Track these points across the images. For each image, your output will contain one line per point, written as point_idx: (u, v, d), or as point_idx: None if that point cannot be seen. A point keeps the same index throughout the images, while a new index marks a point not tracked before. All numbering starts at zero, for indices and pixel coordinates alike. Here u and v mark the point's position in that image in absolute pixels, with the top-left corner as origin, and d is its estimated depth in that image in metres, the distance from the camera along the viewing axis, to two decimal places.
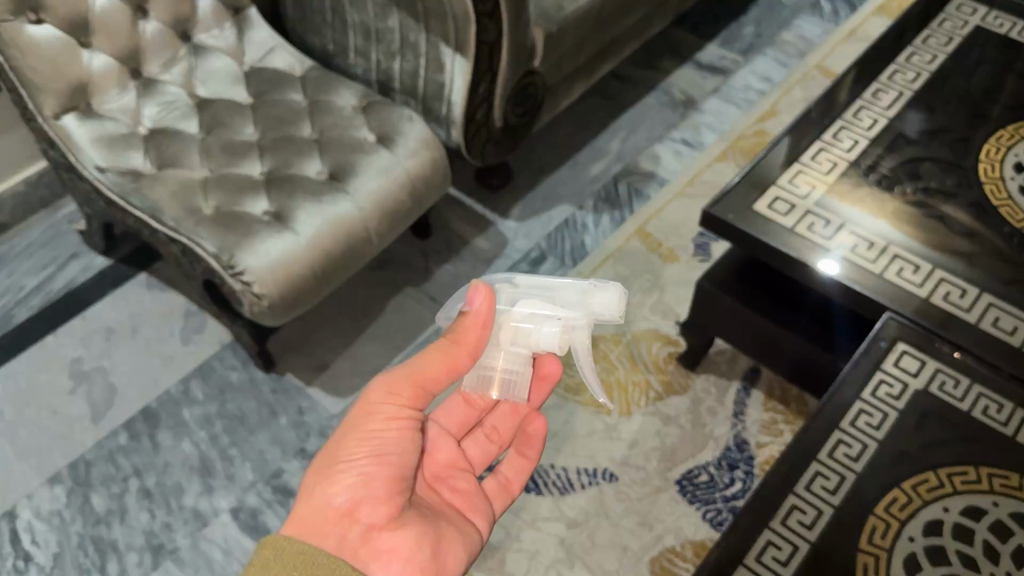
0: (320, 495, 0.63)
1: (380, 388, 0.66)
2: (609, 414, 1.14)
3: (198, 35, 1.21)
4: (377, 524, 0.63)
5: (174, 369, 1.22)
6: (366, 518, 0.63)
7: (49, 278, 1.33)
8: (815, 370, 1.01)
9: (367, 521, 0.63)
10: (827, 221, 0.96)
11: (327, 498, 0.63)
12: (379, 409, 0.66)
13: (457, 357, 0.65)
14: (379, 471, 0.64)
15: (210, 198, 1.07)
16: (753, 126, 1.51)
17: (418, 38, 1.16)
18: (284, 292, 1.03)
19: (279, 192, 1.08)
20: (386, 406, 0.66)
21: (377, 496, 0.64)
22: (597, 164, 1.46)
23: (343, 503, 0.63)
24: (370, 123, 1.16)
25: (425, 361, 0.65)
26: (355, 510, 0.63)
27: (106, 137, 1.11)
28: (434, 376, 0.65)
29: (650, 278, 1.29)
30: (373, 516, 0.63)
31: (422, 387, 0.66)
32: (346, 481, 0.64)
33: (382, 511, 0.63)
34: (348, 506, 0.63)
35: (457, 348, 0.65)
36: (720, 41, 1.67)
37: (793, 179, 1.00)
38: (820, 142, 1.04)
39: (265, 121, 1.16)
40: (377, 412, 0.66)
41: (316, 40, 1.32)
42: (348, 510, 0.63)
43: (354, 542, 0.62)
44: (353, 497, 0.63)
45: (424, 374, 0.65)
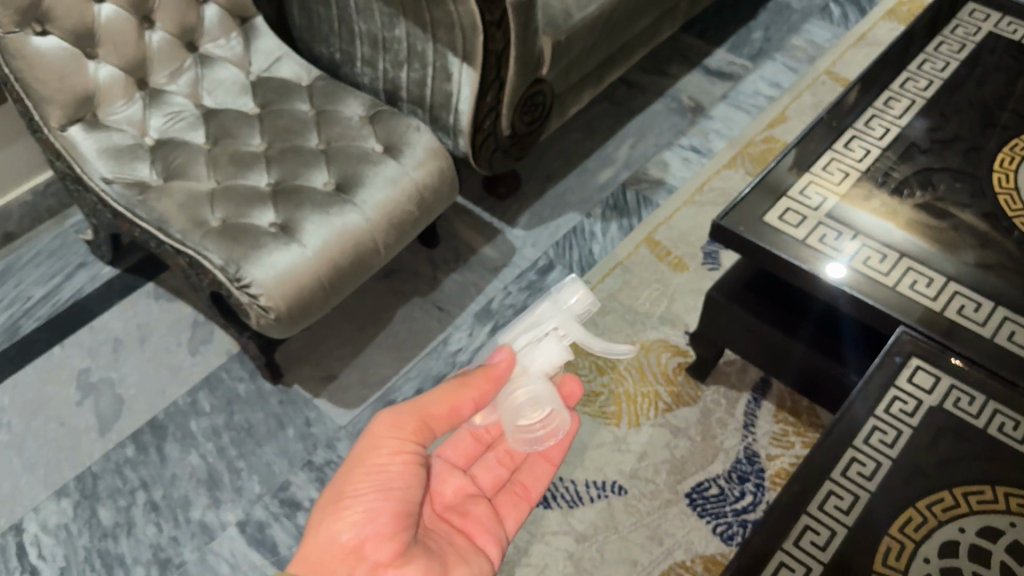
0: (326, 533, 0.65)
1: (384, 424, 0.68)
2: (617, 426, 1.13)
3: (205, 46, 1.21)
4: (383, 561, 0.64)
5: (181, 380, 1.21)
6: (372, 555, 0.64)
7: (57, 288, 1.32)
8: (825, 383, 1.00)
9: (373, 558, 0.64)
10: (838, 232, 0.95)
11: (333, 536, 0.64)
12: (383, 445, 0.68)
13: (460, 397, 0.69)
14: (385, 505, 0.65)
15: (217, 209, 1.07)
16: (762, 132, 1.50)
17: (425, 48, 1.16)
18: (290, 305, 1.02)
19: (286, 204, 1.07)
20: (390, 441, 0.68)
21: (382, 532, 0.64)
22: (605, 171, 1.45)
23: (350, 540, 0.64)
24: (377, 132, 1.16)
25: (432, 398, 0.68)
26: (362, 548, 0.64)
27: (113, 148, 1.10)
28: (438, 413, 0.68)
29: (659, 287, 1.28)
30: (378, 554, 0.64)
31: (425, 423, 0.68)
32: (351, 517, 0.65)
33: (388, 548, 0.64)
34: (354, 544, 0.64)
35: (464, 389, 0.68)
36: (728, 47, 1.66)
37: (804, 190, 0.99)
38: (831, 152, 1.03)
39: (272, 131, 1.15)
40: (381, 447, 0.68)
41: (324, 48, 1.31)
42: (354, 547, 0.64)
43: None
44: (360, 534, 0.64)
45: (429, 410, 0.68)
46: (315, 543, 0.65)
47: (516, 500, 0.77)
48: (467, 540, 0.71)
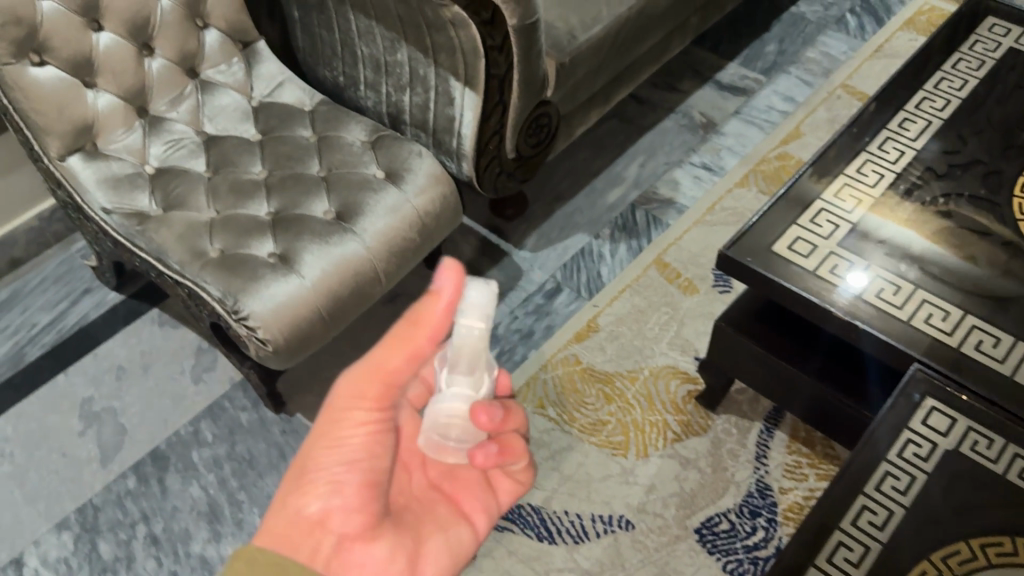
0: (293, 505, 0.65)
1: (346, 390, 0.66)
2: (624, 457, 1.11)
3: (206, 72, 1.19)
4: (351, 535, 0.64)
5: (184, 409, 1.20)
6: (339, 527, 0.64)
7: (61, 314, 1.31)
8: (833, 417, 0.97)
9: (340, 530, 0.64)
10: (850, 263, 0.92)
11: (301, 508, 0.65)
12: (344, 413, 0.67)
13: (414, 341, 0.63)
14: (351, 478, 0.66)
15: (216, 240, 1.05)
16: (775, 149, 1.46)
17: (427, 72, 1.14)
18: (290, 336, 1.01)
19: (286, 234, 1.05)
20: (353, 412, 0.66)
21: (349, 507, 0.65)
22: (614, 190, 1.42)
23: (316, 514, 0.65)
24: (378, 158, 1.14)
25: (384, 350, 0.64)
26: (328, 521, 0.64)
27: (112, 178, 1.09)
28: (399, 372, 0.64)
29: (669, 311, 1.25)
30: (346, 526, 0.64)
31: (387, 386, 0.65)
32: (317, 491, 0.65)
33: (356, 520, 0.65)
34: (320, 516, 0.64)
35: (414, 331, 0.62)
36: (741, 60, 1.63)
37: (814, 217, 0.96)
38: (844, 177, 1.00)
39: (273, 158, 1.14)
40: (345, 419, 0.66)
41: (327, 71, 1.30)
42: (321, 520, 0.64)
43: (328, 552, 0.64)
44: (326, 506, 0.65)
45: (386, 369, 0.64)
46: (281, 515, 0.65)
47: (507, 485, 0.76)
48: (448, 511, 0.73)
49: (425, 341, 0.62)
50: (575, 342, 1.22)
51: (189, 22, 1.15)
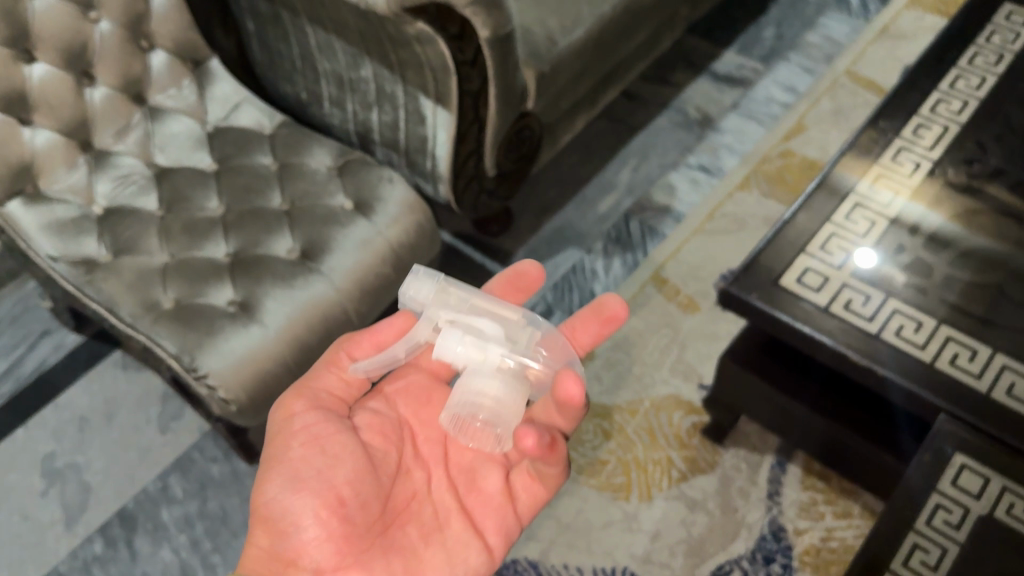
0: (264, 545, 0.65)
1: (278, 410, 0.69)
2: (627, 501, 1.02)
3: (154, 97, 1.10)
4: (324, 566, 0.64)
5: (152, 463, 1.11)
6: (310, 562, 0.64)
7: (19, 360, 1.22)
8: (835, 450, 0.92)
9: (314, 564, 0.64)
10: (866, 297, 0.83)
11: (273, 546, 0.65)
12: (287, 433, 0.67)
13: (339, 356, 0.73)
14: (305, 503, 0.64)
15: (170, 288, 0.96)
16: (777, 146, 1.36)
17: (395, 90, 1.04)
18: (252, 392, 0.92)
19: (245, 277, 0.96)
20: (293, 428, 0.67)
21: (314, 536, 0.64)
22: (606, 199, 1.33)
23: (286, 551, 0.64)
24: (346, 187, 1.04)
25: (315, 371, 0.73)
26: (300, 556, 0.64)
27: (57, 223, 0.99)
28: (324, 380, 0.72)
29: (669, 332, 1.17)
30: (318, 559, 0.64)
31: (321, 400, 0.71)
32: (281, 526, 0.64)
33: (326, 550, 0.64)
34: (293, 553, 0.64)
35: (341, 355, 0.74)
36: (737, 48, 1.52)
37: (824, 244, 0.87)
38: (854, 197, 0.90)
39: (231, 191, 1.04)
40: (291, 440, 0.67)
41: (288, 87, 1.19)
42: (291, 557, 0.64)
43: None
44: (296, 540, 0.64)
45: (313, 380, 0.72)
46: (257, 549, 0.66)
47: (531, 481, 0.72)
48: (462, 526, 0.71)
49: (348, 355, 0.74)
50: None
51: (131, 45, 1.05)
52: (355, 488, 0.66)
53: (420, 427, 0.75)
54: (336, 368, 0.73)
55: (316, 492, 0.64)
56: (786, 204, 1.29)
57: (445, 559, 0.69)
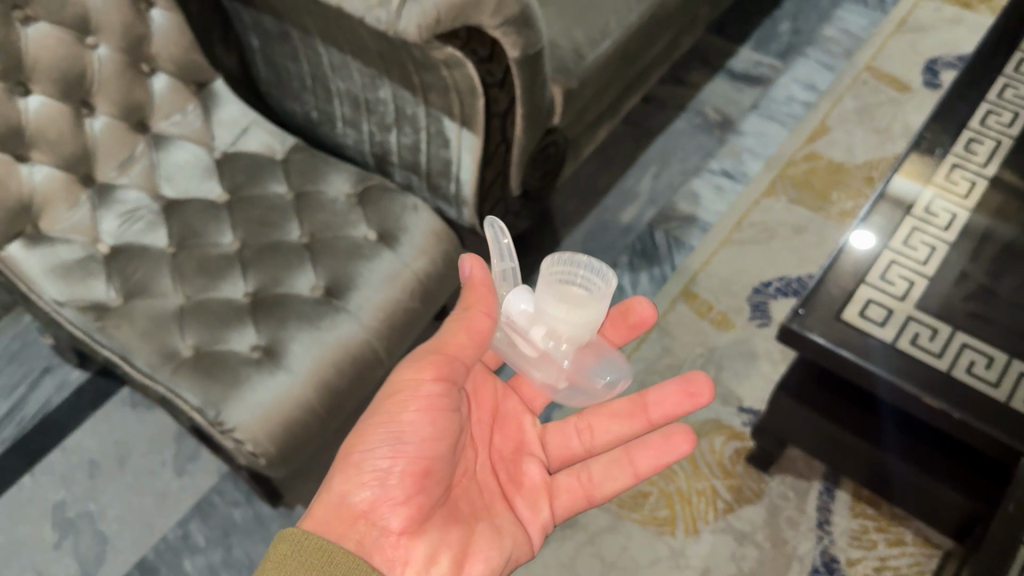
0: (339, 492, 0.65)
1: (405, 367, 0.68)
2: (673, 535, 0.99)
3: (157, 123, 1.03)
4: (396, 528, 0.65)
5: (170, 509, 1.06)
6: (384, 521, 0.64)
7: (20, 401, 1.16)
8: (897, 483, 0.89)
9: (383, 523, 0.65)
10: (933, 332, 0.79)
11: (347, 494, 0.65)
12: (407, 395, 0.67)
13: (474, 318, 0.69)
14: (398, 465, 0.65)
15: (188, 334, 0.90)
16: (802, 149, 1.32)
17: (416, 112, 0.98)
18: (282, 444, 0.87)
19: (269, 321, 0.91)
20: (418, 391, 0.67)
21: (393, 497, 0.65)
22: (628, 209, 1.28)
23: (361, 504, 0.65)
24: (368, 216, 0.98)
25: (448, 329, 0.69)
26: (373, 512, 0.64)
27: (62, 266, 0.93)
28: (457, 344, 0.68)
29: (703, 352, 1.12)
30: (390, 519, 0.65)
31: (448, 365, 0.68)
32: (363, 478, 0.65)
33: (401, 513, 0.65)
34: (366, 507, 0.65)
35: (471, 312, 0.69)
36: (753, 43, 1.46)
37: (884, 272, 0.83)
38: (911, 220, 0.86)
39: (245, 225, 0.98)
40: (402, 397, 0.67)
41: (297, 106, 1.13)
42: (365, 511, 0.65)
43: (372, 541, 0.64)
44: (373, 496, 0.65)
45: (449, 342, 0.68)
46: (328, 496, 0.66)
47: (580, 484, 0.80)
48: (504, 506, 0.76)
49: (484, 315, 0.69)
50: None
51: (131, 70, 0.98)
52: (441, 466, 0.68)
53: (480, 407, 0.80)
54: (469, 329, 0.68)
55: (412, 459, 0.66)
56: (815, 211, 1.25)
57: (495, 542, 0.72)
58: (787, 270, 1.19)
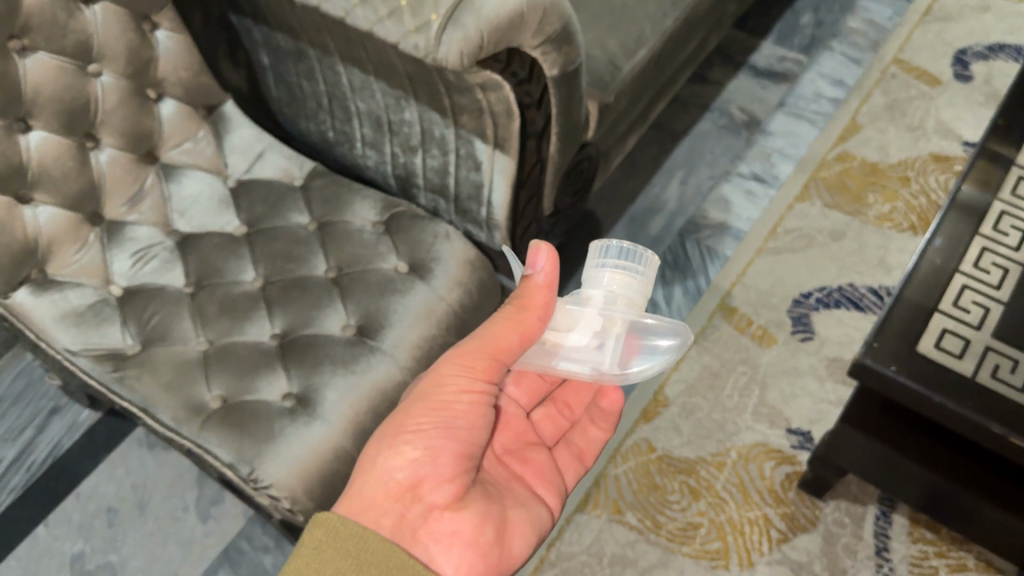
0: (384, 469, 0.68)
1: (455, 359, 0.70)
2: (726, 570, 0.94)
3: (167, 153, 0.96)
4: (439, 505, 0.68)
5: (196, 557, 1.01)
6: (429, 498, 0.68)
7: (29, 445, 1.09)
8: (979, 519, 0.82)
9: (430, 499, 0.68)
10: (1013, 363, 0.75)
11: (390, 473, 0.68)
12: (458, 383, 0.70)
13: (528, 322, 0.68)
14: (444, 447, 0.69)
15: (214, 384, 0.84)
16: (834, 149, 1.27)
17: (444, 133, 0.92)
18: (323, 500, 0.81)
19: (300, 366, 0.85)
20: (464, 382, 0.70)
21: (441, 474, 0.69)
22: (656, 218, 1.23)
23: (408, 480, 0.68)
24: (398, 247, 0.93)
25: (501, 327, 0.68)
26: (419, 489, 0.68)
27: (74, 313, 0.87)
28: (508, 345, 0.68)
29: (746, 370, 1.08)
30: (434, 497, 0.68)
31: (497, 360, 0.70)
32: (408, 458, 0.68)
33: (445, 491, 0.68)
34: (412, 484, 0.68)
35: (528, 313, 0.68)
36: (775, 37, 1.41)
37: (957, 298, 0.78)
38: (982, 240, 0.82)
39: (268, 260, 0.92)
40: (450, 383, 0.70)
41: (311, 125, 1.07)
42: (410, 487, 0.68)
43: (417, 517, 0.67)
44: (419, 474, 0.68)
45: (500, 343, 0.68)
46: (373, 476, 0.68)
47: (572, 459, 0.86)
48: (523, 487, 0.78)
49: (536, 316, 0.68)
50: (643, 423, 1.05)
51: (137, 97, 0.91)
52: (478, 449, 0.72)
53: None
54: (521, 329, 0.68)
55: (458, 442, 0.70)
56: (852, 215, 1.20)
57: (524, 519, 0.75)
58: (827, 280, 1.15)
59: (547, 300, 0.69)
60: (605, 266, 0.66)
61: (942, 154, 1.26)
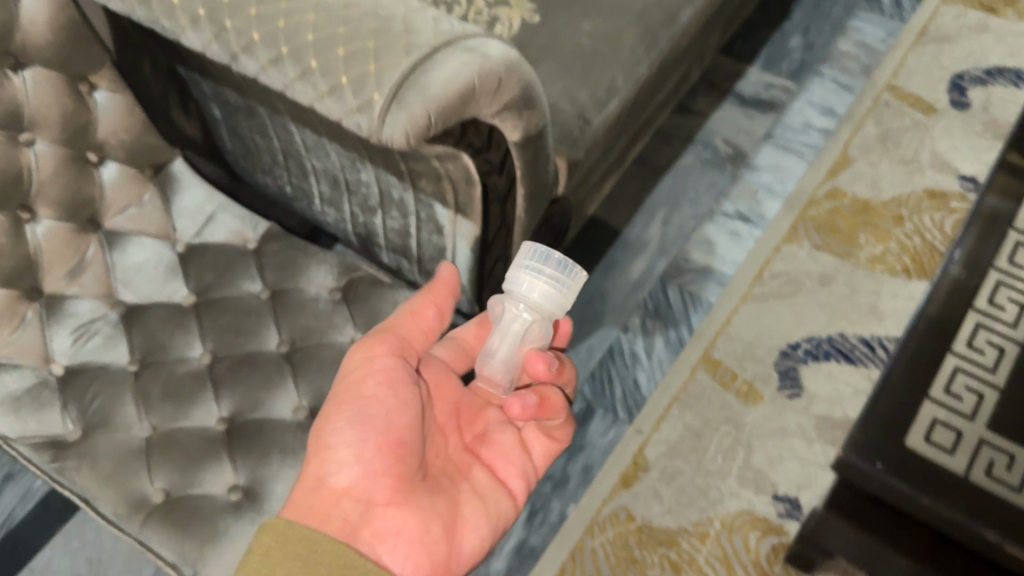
0: (319, 476, 0.68)
1: (356, 352, 0.72)
2: None
3: (110, 219, 0.90)
4: (379, 502, 0.68)
5: None
6: (365, 495, 0.67)
7: None
8: None
9: (368, 496, 0.67)
10: (1007, 458, 0.70)
11: (326, 478, 0.68)
12: (363, 372, 0.71)
13: (421, 309, 0.76)
14: (371, 438, 0.68)
15: (157, 476, 0.79)
16: (824, 185, 1.22)
17: (403, 196, 0.86)
18: None
19: (248, 454, 0.80)
20: (372, 367, 0.71)
21: (374, 469, 0.68)
22: (637, 262, 1.18)
23: (342, 484, 0.67)
24: (355, 317, 0.87)
25: (396, 317, 0.75)
26: (355, 489, 0.67)
27: (14, 399, 0.81)
28: (405, 326, 0.75)
29: (730, 431, 1.04)
30: (372, 492, 0.67)
31: (394, 343, 0.74)
32: (338, 460, 0.68)
33: (382, 485, 0.68)
34: (347, 486, 0.67)
35: (425, 303, 0.76)
36: (763, 62, 1.35)
37: (950, 383, 0.73)
38: (976, 315, 0.76)
39: (216, 334, 0.87)
40: (361, 376, 0.71)
41: (269, 179, 1.01)
42: (348, 489, 0.67)
43: (359, 517, 0.67)
44: (352, 474, 0.68)
45: (397, 325, 0.75)
46: (308, 484, 0.68)
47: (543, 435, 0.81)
48: (486, 474, 0.77)
49: (432, 306, 0.76)
50: (622, 488, 1.01)
51: (76, 163, 0.85)
52: (412, 434, 0.70)
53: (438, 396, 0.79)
54: (416, 315, 0.76)
55: (382, 431, 0.68)
56: (843, 258, 1.16)
57: (479, 509, 0.74)
58: (815, 329, 1.10)
59: (443, 296, 0.76)
60: (534, 261, 0.66)
61: (937, 191, 1.20)
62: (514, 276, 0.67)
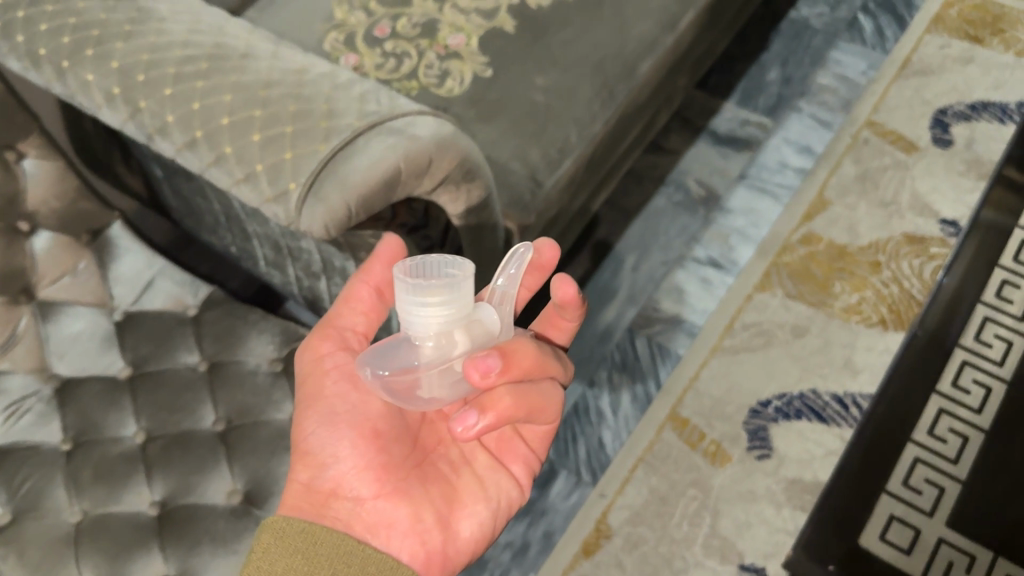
0: (304, 478, 0.64)
1: (308, 351, 0.68)
2: None
3: (44, 288, 0.87)
4: (365, 496, 0.63)
5: None
6: (352, 492, 0.63)
7: None
8: None
9: (355, 492, 0.63)
10: (912, 532, 1.07)
11: (311, 479, 0.64)
12: (320, 373, 0.66)
13: (356, 292, 0.68)
14: (346, 434, 0.64)
15: (85, 566, 0.75)
16: (798, 230, 1.32)
17: (345, 265, 0.82)
18: None
19: (178, 543, 0.77)
20: (324, 366, 0.66)
21: (354, 464, 0.63)
22: (607, 309, 1.27)
23: (327, 483, 0.63)
24: (294, 393, 0.85)
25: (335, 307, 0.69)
26: (341, 486, 0.63)
27: None
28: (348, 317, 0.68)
29: (698, 494, 1.11)
30: (358, 488, 0.63)
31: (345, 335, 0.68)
32: (320, 458, 0.64)
33: (367, 479, 0.63)
34: (332, 485, 0.63)
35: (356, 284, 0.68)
36: (738, 99, 1.46)
37: (909, 479, 1.11)
38: (939, 405, 1.15)
39: (151, 412, 0.83)
40: (324, 374, 0.66)
41: (214, 239, 0.99)
42: (332, 488, 0.63)
43: (347, 515, 0.63)
44: (338, 472, 0.63)
45: (337, 318, 0.68)
46: (298, 485, 0.65)
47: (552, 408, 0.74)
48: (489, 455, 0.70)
49: (365, 286, 0.68)
50: (584, 559, 1.07)
51: (6, 234, 0.82)
52: (389, 421, 0.65)
53: None
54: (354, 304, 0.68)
55: (355, 425, 0.64)
56: (818, 307, 1.25)
57: (481, 492, 0.68)
58: (787, 386, 1.19)
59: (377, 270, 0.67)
60: (414, 287, 0.56)
61: (915, 235, 1.30)
62: (405, 317, 0.57)
